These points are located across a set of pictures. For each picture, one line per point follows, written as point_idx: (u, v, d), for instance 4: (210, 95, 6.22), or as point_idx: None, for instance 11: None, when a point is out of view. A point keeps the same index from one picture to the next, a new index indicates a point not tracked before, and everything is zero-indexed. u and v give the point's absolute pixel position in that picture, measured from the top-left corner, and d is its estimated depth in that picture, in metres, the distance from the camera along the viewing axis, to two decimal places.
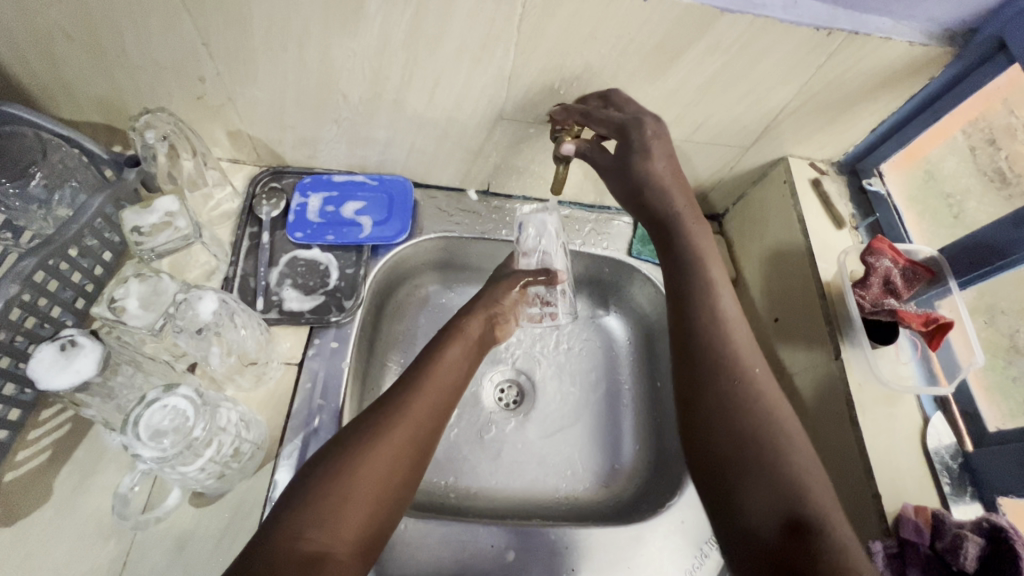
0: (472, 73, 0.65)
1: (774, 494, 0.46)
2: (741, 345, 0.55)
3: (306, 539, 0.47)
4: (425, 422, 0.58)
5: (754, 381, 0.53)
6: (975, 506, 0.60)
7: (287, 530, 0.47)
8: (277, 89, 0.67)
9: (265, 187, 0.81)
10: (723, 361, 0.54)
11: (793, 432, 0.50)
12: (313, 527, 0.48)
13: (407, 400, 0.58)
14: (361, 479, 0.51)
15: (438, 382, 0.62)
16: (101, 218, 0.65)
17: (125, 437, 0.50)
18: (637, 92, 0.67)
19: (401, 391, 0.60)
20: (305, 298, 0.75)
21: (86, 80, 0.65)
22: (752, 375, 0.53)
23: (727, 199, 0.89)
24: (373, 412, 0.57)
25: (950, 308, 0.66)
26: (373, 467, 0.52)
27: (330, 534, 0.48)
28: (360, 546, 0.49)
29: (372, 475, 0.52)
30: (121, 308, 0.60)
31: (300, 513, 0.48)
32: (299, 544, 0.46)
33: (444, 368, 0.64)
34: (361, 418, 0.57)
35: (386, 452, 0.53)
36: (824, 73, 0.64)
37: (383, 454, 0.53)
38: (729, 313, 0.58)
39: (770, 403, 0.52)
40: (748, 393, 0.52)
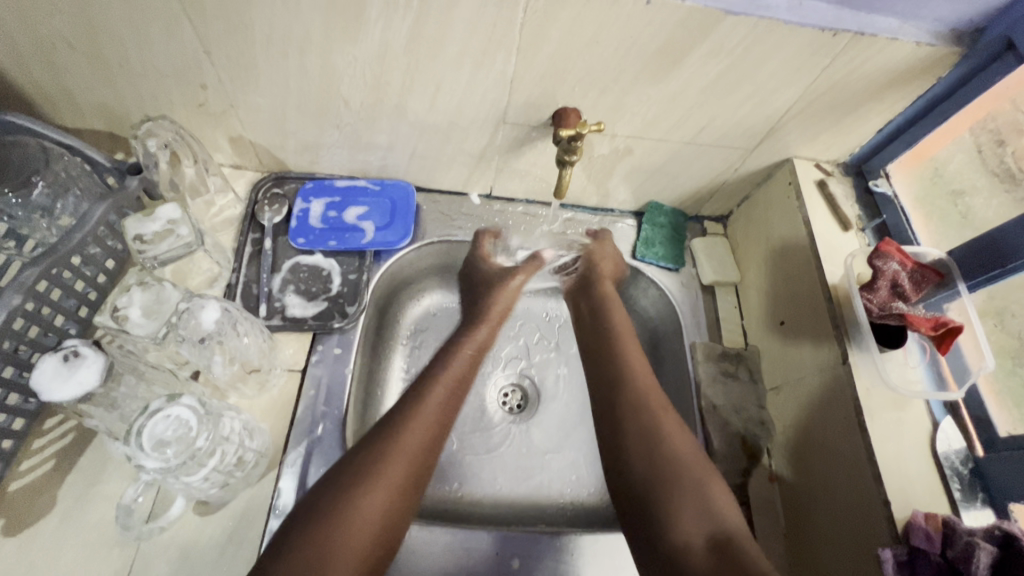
0: (473, 78, 0.65)
1: (702, 513, 0.53)
2: (652, 393, 0.63)
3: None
4: (434, 426, 0.60)
5: (661, 422, 0.60)
6: (986, 512, 0.59)
7: (278, 573, 0.46)
8: (278, 95, 0.67)
9: (267, 193, 0.81)
10: (633, 405, 0.62)
11: (693, 461, 0.57)
12: (323, 537, 0.49)
13: (398, 436, 0.57)
14: (371, 489, 0.53)
15: (431, 414, 0.60)
16: (104, 226, 0.65)
17: (128, 448, 0.50)
18: (640, 95, 0.66)
19: (392, 425, 0.58)
20: (308, 304, 0.75)
21: (88, 89, 0.65)
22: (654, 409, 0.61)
23: (731, 201, 0.88)
24: (381, 424, 0.59)
25: (959, 311, 0.66)
26: (364, 515, 0.52)
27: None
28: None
29: (362, 523, 0.51)
30: (123, 317, 0.59)
31: (289, 560, 0.47)
32: (309, 551, 0.48)
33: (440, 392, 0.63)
34: (371, 429, 0.58)
35: (377, 497, 0.53)
36: (829, 74, 0.64)
37: (373, 498, 0.53)
38: (639, 369, 0.66)
39: (681, 448, 0.58)
40: (656, 431, 0.59)
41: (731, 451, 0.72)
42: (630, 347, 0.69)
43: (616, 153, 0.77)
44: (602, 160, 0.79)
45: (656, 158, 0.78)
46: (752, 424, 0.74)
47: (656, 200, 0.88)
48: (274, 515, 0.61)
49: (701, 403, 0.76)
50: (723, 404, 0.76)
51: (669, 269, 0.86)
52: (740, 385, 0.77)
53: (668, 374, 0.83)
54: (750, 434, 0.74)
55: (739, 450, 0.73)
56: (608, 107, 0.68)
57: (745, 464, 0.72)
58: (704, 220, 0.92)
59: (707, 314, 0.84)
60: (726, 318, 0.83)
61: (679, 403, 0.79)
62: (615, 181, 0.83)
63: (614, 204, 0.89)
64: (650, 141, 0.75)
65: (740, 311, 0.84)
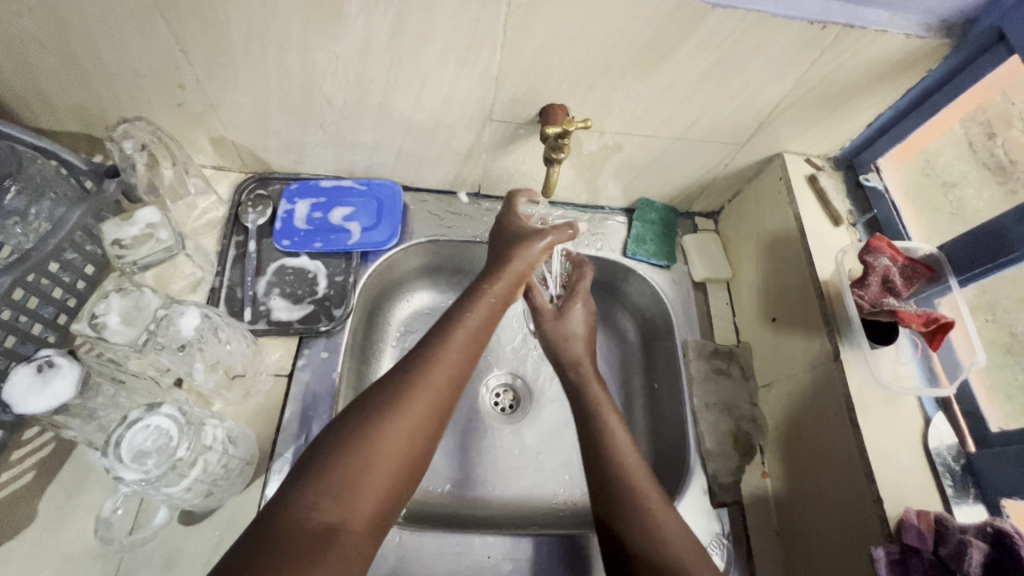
0: (458, 74, 0.63)
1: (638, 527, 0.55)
2: (642, 478, 0.58)
3: (321, 511, 0.46)
4: (446, 388, 0.56)
5: (654, 514, 0.56)
6: (978, 507, 0.59)
7: (299, 502, 0.46)
8: (259, 94, 0.66)
9: (250, 194, 0.79)
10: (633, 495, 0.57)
11: (684, 549, 0.54)
12: (329, 498, 0.47)
13: (421, 370, 0.56)
14: (378, 448, 0.50)
15: (455, 351, 0.58)
16: (81, 230, 0.63)
17: (106, 460, 0.49)
18: (628, 90, 0.65)
19: (415, 362, 0.57)
20: (294, 308, 0.74)
21: (62, 90, 0.63)
22: (651, 506, 0.56)
23: (722, 196, 0.87)
24: (390, 379, 0.55)
25: (950, 306, 0.65)
26: (389, 442, 0.51)
27: (344, 508, 0.47)
28: (375, 518, 0.49)
29: (386, 450, 0.50)
30: (102, 325, 0.58)
31: (314, 486, 0.47)
32: (312, 516, 0.45)
33: (467, 332, 0.60)
34: (381, 383, 0.55)
35: (402, 428, 0.52)
36: (819, 66, 0.63)
37: (398, 428, 0.51)
38: (625, 449, 0.61)
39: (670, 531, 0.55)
40: (650, 522, 0.55)
41: (724, 449, 0.72)
42: (617, 426, 0.63)
43: (605, 149, 0.76)
44: (591, 157, 0.78)
45: (646, 154, 0.77)
46: (744, 421, 0.74)
47: (646, 197, 0.87)
48: None
49: (693, 402, 0.75)
50: (715, 402, 0.75)
51: (661, 266, 0.85)
52: (732, 382, 0.77)
53: (661, 372, 0.82)
54: (742, 432, 0.73)
55: (732, 447, 0.72)
56: (596, 103, 0.67)
57: (737, 462, 0.72)
58: (696, 217, 0.91)
59: (699, 312, 0.83)
60: (717, 315, 0.82)
61: (671, 402, 0.79)
62: (605, 178, 0.82)
63: (604, 201, 0.88)
64: (639, 137, 0.74)
65: (732, 308, 0.83)
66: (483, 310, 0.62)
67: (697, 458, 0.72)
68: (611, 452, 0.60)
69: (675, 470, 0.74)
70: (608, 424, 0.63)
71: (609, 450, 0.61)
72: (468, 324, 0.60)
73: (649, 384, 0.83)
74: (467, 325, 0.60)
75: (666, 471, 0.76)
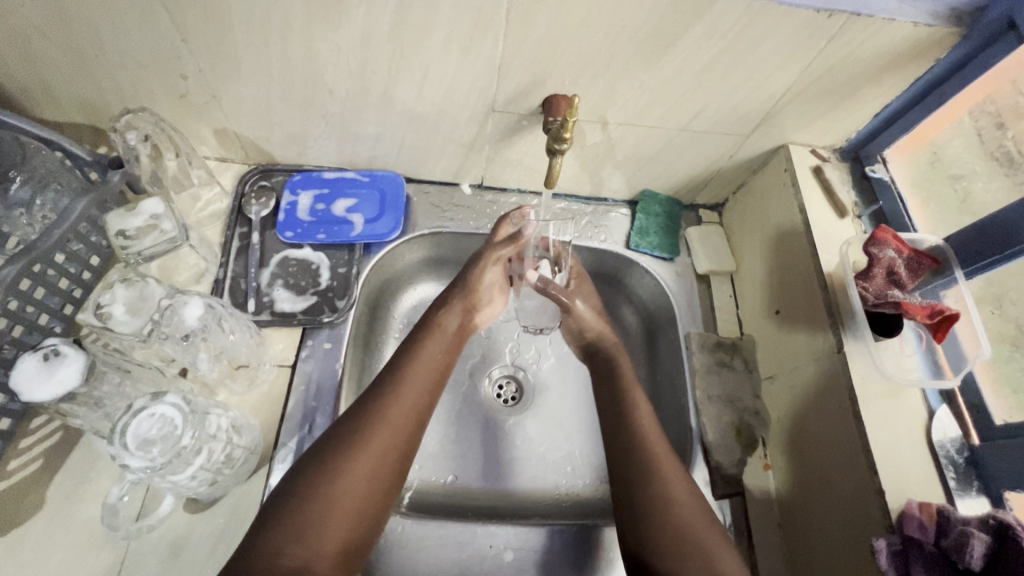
0: (460, 64, 0.63)
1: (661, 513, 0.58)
2: (663, 453, 0.62)
3: (287, 555, 0.49)
4: (402, 425, 0.59)
5: (673, 490, 0.59)
6: (981, 500, 0.59)
7: (268, 544, 0.49)
8: (262, 85, 0.65)
9: (254, 186, 0.79)
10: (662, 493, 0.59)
11: (704, 530, 0.57)
12: (293, 543, 0.49)
13: (381, 408, 0.58)
14: (338, 490, 0.53)
15: (410, 391, 0.61)
16: (86, 221, 0.64)
17: (112, 448, 0.49)
18: (632, 80, 0.65)
19: (371, 402, 0.59)
20: (297, 299, 0.74)
21: (67, 81, 0.63)
22: (673, 490, 0.59)
23: (726, 188, 0.87)
24: (348, 419, 0.58)
25: (956, 298, 0.65)
26: (352, 482, 0.54)
27: (309, 551, 0.50)
28: (341, 560, 0.52)
29: (347, 491, 0.53)
30: (107, 315, 0.59)
31: (281, 529, 0.50)
32: (279, 560, 0.48)
33: (422, 367, 0.63)
34: (341, 422, 0.58)
35: (362, 467, 0.55)
36: (826, 56, 0.62)
37: (359, 465, 0.55)
38: (662, 452, 0.62)
39: (686, 505, 0.58)
40: (665, 496, 0.59)
41: (726, 441, 0.72)
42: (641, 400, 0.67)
43: (609, 141, 0.76)
44: (594, 149, 0.77)
45: (649, 145, 0.76)
46: (747, 414, 0.74)
47: (650, 189, 0.86)
48: None
49: (696, 394, 0.75)
50: (718, 394, 0.75)
51: (664, 259, 0.85)
52: (735, 375, 0.77)
53: (664, 365, 0.82)
54: (745, 424, 0.73)
55: (734, 439, 0.73)
56: (599, 93, 0.67)
57: (739, 454, 0.72)
58: (700, 209, 0.91)
59: (702, 304, 0.83)
60: (721, 308, 0.82)
61: (674, 394, 0.79)
62: (609, 170, 0.81)
63: (608, 193, 0.87)
64: (642, 128, 0.73)
65: (736, 301, 0.83)
66: (439, 347, 0.67)
67: (700, 449, 0.72)
68: (644, 447, 0.62)
69: (677, 461, 0.74)
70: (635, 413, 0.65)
71: (632, 425, 0.65)
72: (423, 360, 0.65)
73: (652, 376, 0.83)
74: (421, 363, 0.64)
75: None
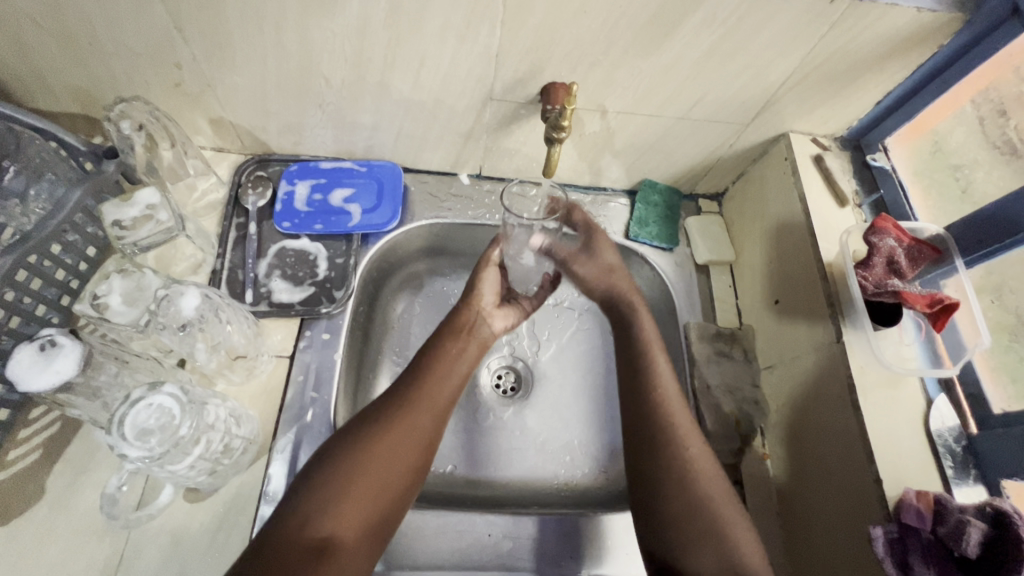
0: (457, 52, 0.62)
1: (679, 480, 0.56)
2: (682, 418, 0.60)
3: (313, 527, 0.48)
4: (432, 408, 0.58)
5: (692, 459, 0.57)
6: (978, 488, 0.59)
7: (296, 515, 0.48)
8: (257, 74, 0.65)
9: (250, 176, 0.79)
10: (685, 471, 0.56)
11: (721, 499, 0.55)
12: (320, 515, 0.49)
13: (413, 392, 0.59)
14: (366, 465, 0.52)
15: (444, 376, 0.61)
16: (81, 212, 0.63)
17: (111, 438, 0.49)
18: (630, 68, 0.64)
19: (404, 385, 0.60)
20: (295, 290, 0.74)
21: (60, 70, 0.63)
22: (695, 464, 0.57)
23: (726, 177, 0.86)
24: (381, 401, 0.58)
25: (956, 287, 0.64)
26: (383, 459, 0.53)
27: (336, 523, 0.49)
28: (366, 537, 0.50)
29: (375, 468, 0.52)
30: (104, 305, 0.59)
31: (309, 501, 0.49)
32: (305, 531, 0.47)
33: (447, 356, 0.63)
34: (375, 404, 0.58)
35: (392, 446, 0.54)
36: (827, 42, 0.61)
37: (391, 441, 0.54)
38: (689, 430, 0.59)
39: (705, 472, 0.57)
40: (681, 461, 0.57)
41: (725, 431, 0.72)
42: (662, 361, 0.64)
43: (608, 130, 0.75)
44: (593, 138, 0.77)
45: (649, 134, 0.76)
46: (746, 403, 0.74)
47: (650, 178, 0.86)
48: (265, 501, 0.61)
49: (695, 384, 0.75)
50: (717, 384, 0.75)
51: (663, 249, 0.84)
52: (734, 365, 0.77)
53: None
54: (744, 414, 0.74)
55: (732, 429, 0.73)
56: (597, 81, 0.66)
57: (738, 444, 0.72)
58: (699, 198, 0.90)
59: (701, 294, 0.83)
60: (720, 298, 0.82)
61: None
62: (607, 160, 0.81)
63: (607, 183, 0.87)
64: (642, 117, 0.72)
65: (735, 291, 0.83)
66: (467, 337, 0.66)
67: None
68: (662, 410, 0.60)
69: None
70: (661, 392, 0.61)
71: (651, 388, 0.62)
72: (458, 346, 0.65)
73: None
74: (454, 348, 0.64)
75: None
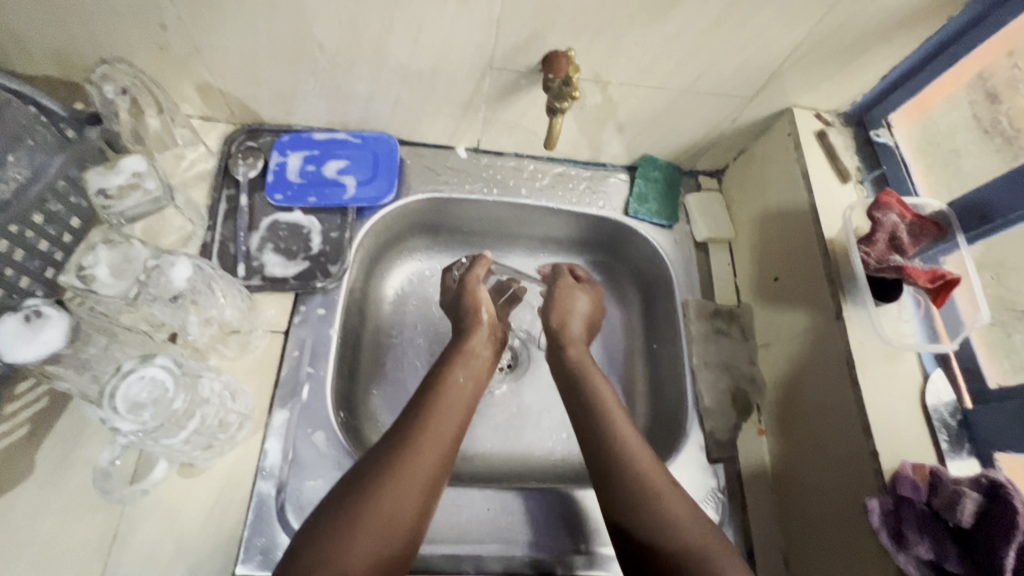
0: (457, 15, 0.59)
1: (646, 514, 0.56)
2: (640, 451, 0.60)
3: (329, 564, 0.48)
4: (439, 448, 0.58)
5: (649, 478, 0.57)
6: (971, 462, 0.59)
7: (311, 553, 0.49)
8: (247, 38, 0.62)
9: (240, 147, 0.76)
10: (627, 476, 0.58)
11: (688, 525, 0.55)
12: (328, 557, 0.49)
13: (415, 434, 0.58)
14: (379, 505, 0.52)
15: (435, 431, 0.59)
16: (64, 180, 0.60)
17: (103, 411, 0.48)
18: (636, 36, 0.62)
19: (406, 427, 0.59)
20: (289, 264, 0.72)
21: (37, 31, 0.59)
22: (651, 483, 0.57)
23: (727, 154, 0.85)
24: (386, 443, 0.58)
25: (956, 263, 0.64)
26: (375, 520, 0.52)
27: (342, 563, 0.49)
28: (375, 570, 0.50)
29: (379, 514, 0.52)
30: (90, 277, 0.57)
31: (326, 540, 0.50)
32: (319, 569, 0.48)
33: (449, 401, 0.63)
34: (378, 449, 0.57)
35: (389, 505, 0.53)
36: (837, 11, 0.60)
37: (390, 493, 0.53)
38: (635, 448, 0.60)
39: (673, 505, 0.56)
40: (635, 482, 0.57)
41: (722, 407, 0.73)
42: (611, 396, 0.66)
43: (610, 103, 0.73)
44: (594, 111, 0.75)
45: (651, 108, 0.74)
46: (743, 380, 0.75)
47: (650, 153, 0.85)
48: (262, 477, 0.61)
49: (693, 360, 0.75)
50: (714, 360, 0.75)
51: (663, 226, 0.84)
52: (732, 342, 0.77)
53: (660, 332, 0.82)
54: (741, 389, 0.74)
55: (729, 405, 0.73)
56: (601, 50, 0.64)
57: (735, 419, 0.73)
58: (700, 175, 0.89)
59: (700, 272, 0.82)
60: (719, 276, 0.82)
61: (669, 362, 0.79)
62: (607, 135, 0.79)
63: (606, 158, 0.85)
64: (644, 89, 0.71)
65: (733, 269, 0.83)
66: (467, 368, 0.67)
67: (695, 415, 0.72)
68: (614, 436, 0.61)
69: (672, 429, 0.74)
70: (625, 443, 0.60)
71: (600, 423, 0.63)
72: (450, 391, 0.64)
73: (649, 345, 0.84)
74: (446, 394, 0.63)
75: (662, 429, 0.76)
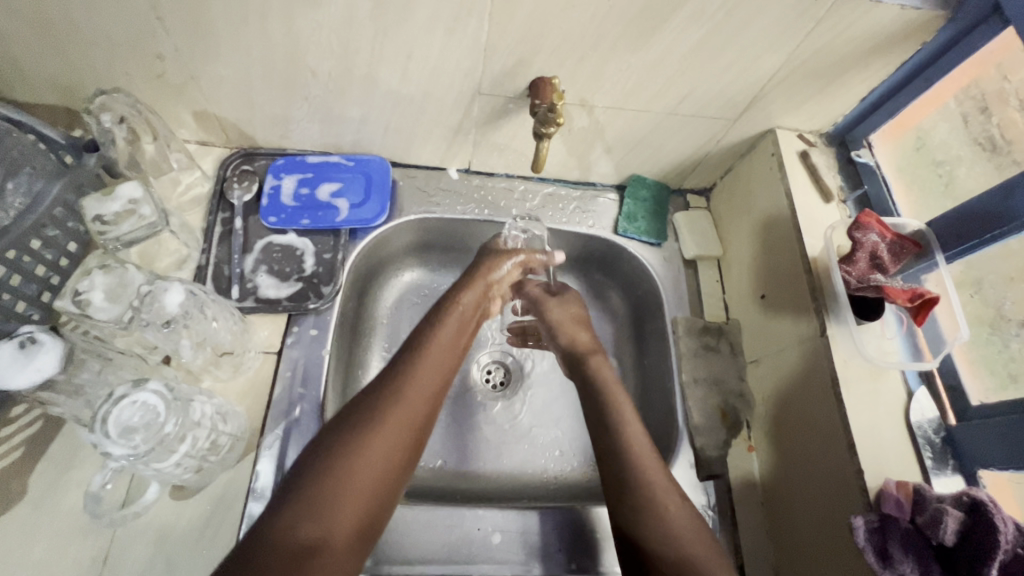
0: (446, 43, 0.61)
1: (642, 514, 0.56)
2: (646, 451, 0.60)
3: (301, 530, 0.47)
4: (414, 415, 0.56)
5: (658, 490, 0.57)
6: (956, 479, 0.60)
7: (280, 520, 0.47)
8: (242, 67, 0.64)
9: (235, 170, 0.78)
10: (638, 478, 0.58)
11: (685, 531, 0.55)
12: (306, 521, 0.48)
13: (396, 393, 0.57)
14: (355, 466, 0.51)
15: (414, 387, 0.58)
16: (61, 206, 0.62)
17: (94, 436, 0.49)
18: (619, 62, 0.64)
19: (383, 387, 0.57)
20: (282, 285, 0.73)
21: (38, 61, 0.61)
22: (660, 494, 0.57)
23: (715, 173, 0.87)
24: (361, 401, 0.56)
25: (937, 281, 0.65)
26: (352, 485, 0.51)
27: (319, 527, 0.48)
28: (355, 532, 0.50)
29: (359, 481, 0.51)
30: (85, 302, 0.58)
31: (295, 505, 0.49)
32: (291, 535, 0.47)
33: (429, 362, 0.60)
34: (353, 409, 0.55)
35: (357, 479, 0.51)
36: (815, 37, 0.62)
37: (366, 457, 0.52)
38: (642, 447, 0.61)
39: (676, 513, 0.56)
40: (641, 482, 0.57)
41: (711, 424, 0.73)
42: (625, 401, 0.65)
43: (597, 125, 0.75)
44: (582, 133, 0.76)
45: (638, 129, 0.76)
46: (732, 396, 0.75)
47: (639, 173, 0.86)
48: (253, 498, 0.61)
49: (682, 377, 0.76)
50: (703, 377, 0.76)
51: (652, 244, 0.85)
52: (721, 359, 0.78)
53: (650, 349, 0.83)
54: (730, 406, 0.75)
55: (718, 421, 0.74)
56: (586, 75, 0.66)
57: (724, 436, 0.73)
58: (688, 193, 0.91)
59: (689, 290, 0.83)
60: (707, 293, 0.83)
61: (660, 378, 0.80)
62: (595, 155, 0.81)
63: (595, 177, 0.87)
64: (630, 112, 0.72)
65: (722, 286, 0.84)
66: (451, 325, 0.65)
67: (685, 433, 0.73)
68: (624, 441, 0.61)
69: (662, 446, 0.75)
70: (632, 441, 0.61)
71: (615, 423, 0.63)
72: (427, 368, 0.60)
73: (639, 361, 0.84)
74: (426, 363, 0.60)
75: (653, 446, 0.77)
